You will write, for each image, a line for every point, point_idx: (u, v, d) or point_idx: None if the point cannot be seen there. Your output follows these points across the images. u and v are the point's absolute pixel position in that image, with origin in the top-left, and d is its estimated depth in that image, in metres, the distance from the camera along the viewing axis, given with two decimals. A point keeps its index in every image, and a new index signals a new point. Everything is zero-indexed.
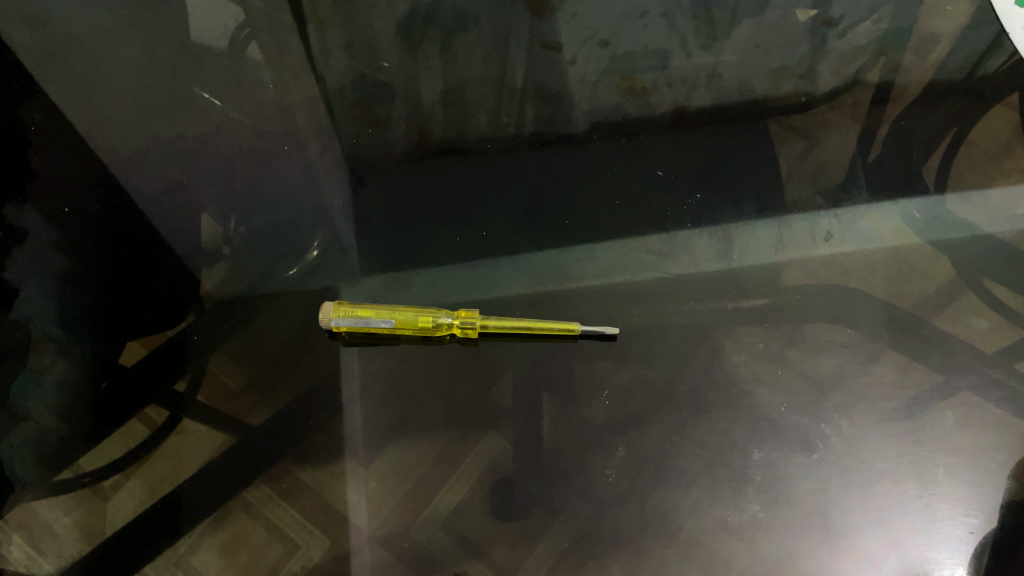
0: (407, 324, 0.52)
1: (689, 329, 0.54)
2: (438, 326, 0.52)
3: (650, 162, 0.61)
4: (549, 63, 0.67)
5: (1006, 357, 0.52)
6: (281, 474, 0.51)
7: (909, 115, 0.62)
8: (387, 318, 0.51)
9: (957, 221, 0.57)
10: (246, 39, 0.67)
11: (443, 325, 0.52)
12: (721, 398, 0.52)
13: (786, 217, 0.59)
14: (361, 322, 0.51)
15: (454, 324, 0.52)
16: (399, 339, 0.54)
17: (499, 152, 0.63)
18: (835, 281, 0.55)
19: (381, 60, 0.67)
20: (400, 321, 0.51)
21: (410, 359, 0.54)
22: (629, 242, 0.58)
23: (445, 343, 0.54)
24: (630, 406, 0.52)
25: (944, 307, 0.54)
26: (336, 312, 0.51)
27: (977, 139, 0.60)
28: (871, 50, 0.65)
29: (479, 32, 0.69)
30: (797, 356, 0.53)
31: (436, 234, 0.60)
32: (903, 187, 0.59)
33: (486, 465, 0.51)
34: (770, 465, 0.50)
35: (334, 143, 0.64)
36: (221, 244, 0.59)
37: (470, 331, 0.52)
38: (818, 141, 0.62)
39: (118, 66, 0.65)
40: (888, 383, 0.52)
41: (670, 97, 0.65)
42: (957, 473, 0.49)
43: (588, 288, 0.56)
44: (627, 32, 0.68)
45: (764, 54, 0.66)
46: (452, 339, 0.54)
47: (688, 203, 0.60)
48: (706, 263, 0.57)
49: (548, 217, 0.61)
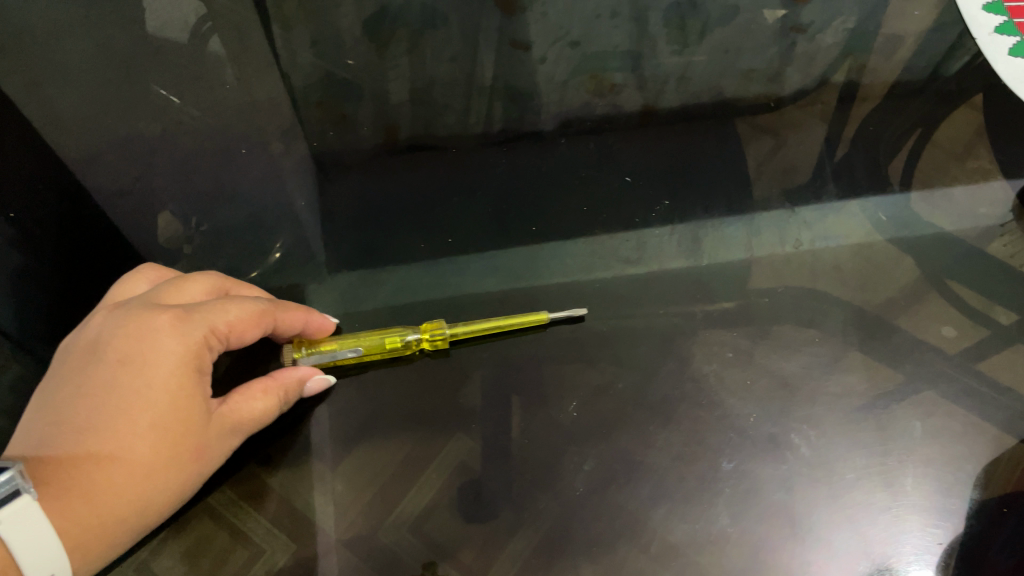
0: (376, 349, 0.52)
1: (657, 335, 0.54)
2: (408, 345, 0.53)
3: (619, 167, 0.61)
4: (518, 64, 0.67)
5: (970, 358, 0.53)
6: (247, 478, 0.50)
7: (876, 118, 0.62)
8: (353, 348, 0.52)
9: (921, 222, 0.58)
10: (208, 34, 0.66)
11: (412, 341, 0.53)
12: (689, 405, 0.52)
13: (756, 218, 0.59)
14: (328, 356, 0.52)
15: (422, 339, 0.53)
16: (366, 367, 0.54)
17: (470, 155, 0.62)
18: (803, 283, 0.56)
19: (348, 58, 0.67)
20: (368, 348, 0.52)
21: (374, 375, 0.54)
22: (598, 245, 0.58)
23: (416, 359, 0.54)
24: (599, 413, 0.51)
25: (907, 308, 0.55)
26: (300, 352, 0.52)
27: (941, 140, 0.60)
28: (837, 52, 0.66)
29: (448, 31, 0.68)
30: (766, 357, 0.53)
31: (405, 232, 0.59)
32: (871, 189, 0.59)
33: (455, 468, 0.50)
34: (741, 476, 0.49)
35: (299, 144, 0.62)
36: (182, 242, 0.57)
37: (439, 340, 0.53)
38: (787, 141, 0.62)
39: (72, 64, 0.64)
40: (856, 390, 0.52)
41: (639, 98, 0.65)
42: (925, 484, 0.49)
43: (557, 283, 0.57)
44: (596, 35, 0.68)
45: (734, 55, 0.67)
46: (421, 354, 0.54)
47: (658, 209, 0.59)
48: (676, 262, 0.57)
49: (516, 221, 0.60)
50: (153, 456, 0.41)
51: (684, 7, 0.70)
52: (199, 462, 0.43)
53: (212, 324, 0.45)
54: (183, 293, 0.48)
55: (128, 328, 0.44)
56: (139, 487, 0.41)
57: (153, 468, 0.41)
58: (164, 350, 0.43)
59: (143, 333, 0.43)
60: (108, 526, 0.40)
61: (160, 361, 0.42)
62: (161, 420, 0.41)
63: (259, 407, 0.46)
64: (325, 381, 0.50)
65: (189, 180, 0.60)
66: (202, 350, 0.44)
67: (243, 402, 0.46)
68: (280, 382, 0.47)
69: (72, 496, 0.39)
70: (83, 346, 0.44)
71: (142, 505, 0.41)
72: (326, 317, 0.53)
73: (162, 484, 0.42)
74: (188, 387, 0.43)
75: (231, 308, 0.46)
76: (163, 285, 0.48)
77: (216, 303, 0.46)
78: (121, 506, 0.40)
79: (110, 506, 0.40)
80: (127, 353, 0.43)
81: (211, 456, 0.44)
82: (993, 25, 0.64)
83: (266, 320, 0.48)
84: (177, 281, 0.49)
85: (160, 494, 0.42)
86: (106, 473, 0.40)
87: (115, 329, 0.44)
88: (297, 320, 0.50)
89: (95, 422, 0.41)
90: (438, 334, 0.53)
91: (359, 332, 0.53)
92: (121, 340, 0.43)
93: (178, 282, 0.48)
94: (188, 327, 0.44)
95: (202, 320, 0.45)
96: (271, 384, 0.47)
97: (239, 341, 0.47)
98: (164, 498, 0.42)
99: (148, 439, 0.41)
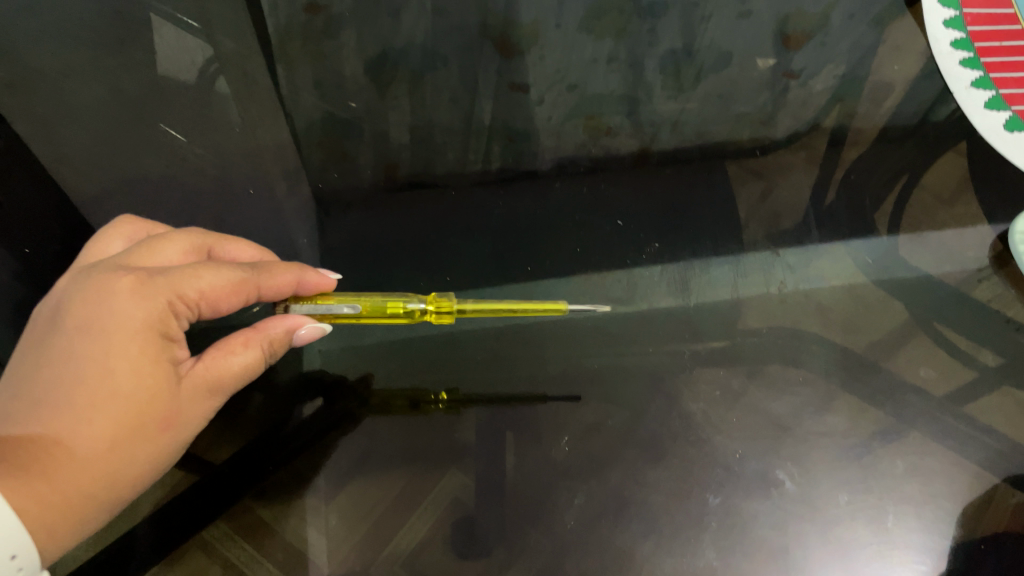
0: (375, 309, 0.51)
1: (649, 374, 0.55)
2: (410, 312, 0.51)
3: (611, 210, 0.63)
4: (516, 104, 0.68)
5: (955, 401, 0.53)
6: (241, 512, 0.50)
7: (864, 163, 0.64)
8: (352, 304, 0.51)
9: (905, 265, 0.59)
10: (214, 75, 0.68)
11: (414, 310, 0.51)
12: (677, 443, 0.52)
13: (742, 259, 0.60)
14: (323, 308, 0.51)
15: (428, 310, 0.52)
16: (387, 413, 0.54)
17: (467, 196, 0.64)
18: (791, 325, 0.57)
19: (351, 98, 0.68)
20: (367, 307, 0.51)
21: (391, 419, 0.54)
22: (588, 285, 0.60)
23: (431, 412, 0.54)
24: (591, 450, 0.52)
25: (895, 350, 0.55)
26: (294, 301, 0.52)
27: (929, 185, 0.62)
28: (829, 97, 0.68)
29: (448, 72, 0.69)
30: (756, 396, 0.54)
31: (404, 269, 0.60)
32: (857, 233, 0.61)
33: (448, 503, 0.50)
34: (727, 512, 0.50)
35: (302, 185, 0.64)
36: None
37: (445, 315, 0.52)
38: (778, 185, 0.64)
39: (81, 100, 0.65)
40: (841, 430, 0.53)
41: (634, 141, 0.67)
42: (906, 521, 0.49)
43: (552, 322, 0.58)
44: (594, 76, 0.69)
45: (730, 99, 0.68)
46: (436, 407, 0.54)
47: (648, 250, 0.61)
48: (665, 303, 0.58)
49: (511, 259, 0.61)
50: (116, 427, 0.40)
51: (678, 53, 0.70)
52: (171, 429, 0.42)
53: (177, 288, 0.43)
54: (156, 255, 0.47)
55: (87, 293, 0.42)
56: (105, 461, 0.39)
57: (117, 440, 0.40)
58: (123, 315, 0.41)
59: (102, 298, 0.41)
60: (82, 500, 0.39)
61: (121, 326, 0.41)
62: (122, 389, 0.40)
63: (239, 362, 0.45)
64: (318, 329, 0.49)
65: (191, 218, 0.61)
66: (167, 315, 0.42)
67: (220, 362, 0.44)
68: (265, 332, 0.46)
69: (34, 474, 0.37)
70: (47, 313, 0.43)
71: (111, 479, 0.40)
72: (328, 275, 0.52)
73: (129, 457, 0.40)
74: (151, 353, 0.41)
75: (202, 274, 0.44)
76: (135, 248, 0.47)
77: (187, 267, 0.44)
78: (87, 482, 0.39)
79: (74, 482, 0.38)
80: (87, 320, 0.41)
81: (186, 422, 0.43)
82: (970, 79, 0.64)
83: (246, 290, 0.46)
84: (151, 241, 0.48)
85: (128, 467, 0.41)
86: (67, 447, 0.38)
87: (75, 295, 0.42)
88: (288, 282, 0.49)
89: (54, 395, 0.39)
90: (444, 307, 0.52)
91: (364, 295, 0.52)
92: (81, 307, 0.41)
93: (154, 244, 0.47)
94: (149, 290, 0.42)
95: (166, 283, 0.43)
96: (256, 336, 0.46)
97: (215, 307, 0.45)
98: (135, 470, 0.41)
99: (111, 409, 0.39)
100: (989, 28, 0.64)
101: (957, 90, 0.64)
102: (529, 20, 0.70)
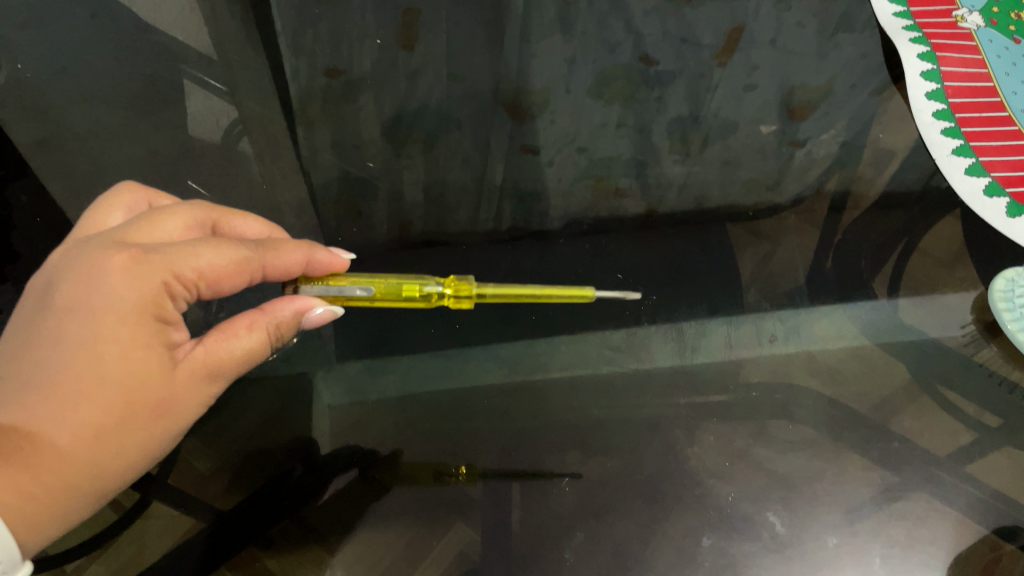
0: (389, 292, 0.53)
1: (647, 424, 0.56)
2: (428, 294, 0.53)
3: (612, 265, 0.65)
4: (528, 167, 0.71)
5: (958, 460, 0.54)
6: (248, 561, 0.51)
7: (865, 225, 0.66)
8: (365, 287, 0.53)
9: (897, 325, 0.60)
10: (238, 135, 0.72)
11: (431, 293, 0.53)
12: (674, 490, 0.53)
13: (736, 317, 0.62)
14: (334, 290, 0.53)
15: (446, 293, 0.54)
16: (411, 483, 0.54)
17: (478, 252, 0.67)
18: (783, 381, 0.58)
19: (368, 159, 0.71)
20: (380, 290, 0.53)
21: (410, 488, 0.54)
22: (590, 337, 0.62)
23: (452, 482, 0.54)
24: (593, 497, 0.53)
25: (897, 412, 0.56)
26: (304, 281, 0.53)
27: (930, 248, 0.63)
28: (831, 162, 0.70)
29: (462, 134, 0.72)
30: (762, 453, 0.55)
31: (414, 321, 0.63)
32: (856, 293, 0.62)
33: (455, 557, 0.51)
34: (719, 553, 0.51)
35: (320, 241, 0.67)
36: (202, 327, 0.61)
37: (464, 298, 0.54)
38: (780, 247, 0.65)
39: (110, 156, 0.68)
40: (830, 475, 0.54)
41: (643, 202, 0.69)
42: (892, 565, 0.50)
43: (557, 379, 0.59)
44: (603, 140, 0.72)
45: (737, 165, 0.70)
46: (456, 476, 0.54)
47: (646, 302, 0.63)
48: (663, 359, 0.60)
49: (518, 314, 0.64)
50: (103, 416, 0.40)
51: (685, 120, 0.72)
52: (164, 416, 0.43)
53: (175, 267, 0.43)
54: (156, 229, 0.47)
55: (78, 269, 0.42)
56: (91, 449, 0.40)
57: (104, 429, 0.40)
58: (116, 295, 0.41)
59: (93, 276, 0.41)
60: (67, 492, 0.40)
61: (112, 308, 0.40)
62: (112, 376, 0.40)
63: (242, 346, 0.46)
64: (330, 311, 0.51)
65: None
66: (162, 294, 0.42)
67: (221, 346, 0.45)
68: (272, 316, 0.48)
69: (18, 463, 0.37)
70: (37, 288, 0.43)
71: (97, 467, 0.40)
72: (340, 254, 0.54)
73: (118, 444, 0.41)
74: (143, 338, 0.41)
75: (202, 254, 0.44)
76: (135, 221, 0.47)
77: (187, 246, 0.44)
78: (72, 473, 0.39)
79: (59, 473, 0.39)
80: (76, 301, 0.41)
81: (180, 409, 0.43)
82: (950, 146, 0.63)
83: (250, 269, 0.47)
84: (152, 215, 0.48)
85: (116, 456, 0.41)
86: (50, 435, 0.38)
87: (66, 270, 0.42)
88: (298, 261, 0.50)
89: (42, 377, 0.39)
90: (464, 292, 0.53)
91: (376, 276, 0.54)
92: (71, 285, 0.41)
93: (153, 218, 0.47)
94: (144, 269, 0.42)
95: (163, 263, 0.42)
96: (261, 318, 0.47)
97: (216, 287, 0.46)
98: (124, 461, 0.42)
99: (98, 396, 0.40)
100: (969, 100, 0.64)
101: (941, 162, 0.63)
102: (540, 85, 0.72)
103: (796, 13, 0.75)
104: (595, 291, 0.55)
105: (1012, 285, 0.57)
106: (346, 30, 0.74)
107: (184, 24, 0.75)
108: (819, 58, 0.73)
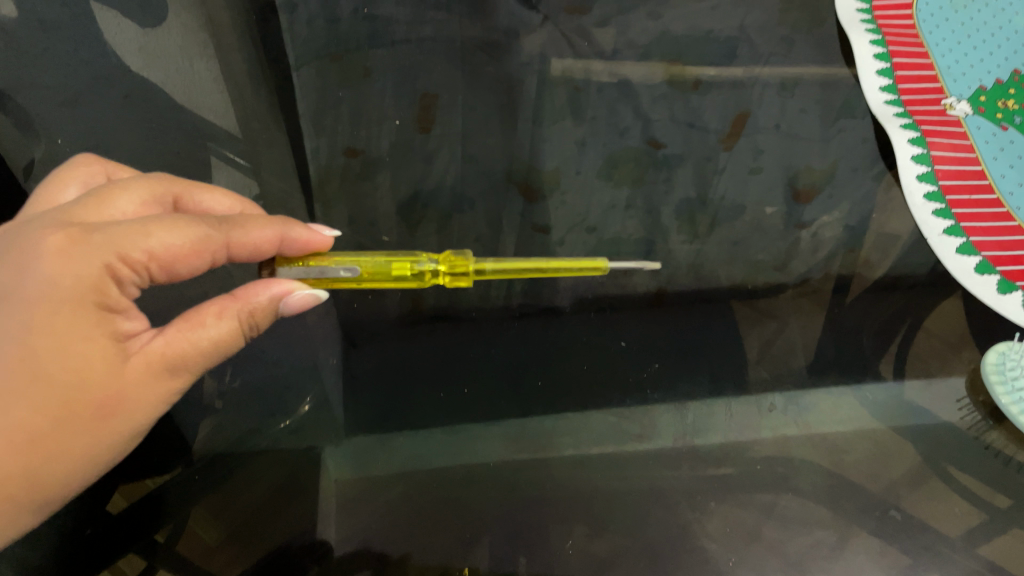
0: (373, 271, 0.56)
1: (649, 491, 0.58)
2: (422, 270, 0.56)
3: (617, 334, 0.66)
4: (537, 246, 0.73)
5: (967, 541, 0.54)
6: None
7: (873, 305, 0.66)
8: (349, 267, 0.55)
9: (900, 403, 0.60)
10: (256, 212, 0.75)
11: (423, 270, 0.56)
12: (677, 558, 0.55)
13: (738, 390, 0.63)
14: (316, 271, 0.55)
15: (438, 268, 0.57)
16: None
17: (487, 324, 0.67)
18: (784, 454, 0.59)
19: (384, 235, 0.74)
20: (365, 269, 0.56)
21: None
22: (595, 412, 0.62)
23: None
24: (597, 562, 0.54)
25: (905, 491, 0.56)
26: (282, 263, 0.56)
27: (935, 328, 0.63)
28: (840, 249, 0.70)
29: (475, 214, 0.75)
30: (771, 533, 0.55)
31: (421, 392, 0.64)
32: (860, 375, 0.62)
33: None
34: None
35: (333, 312, 0.68)
36: (214, 398, 0.63)
37: (460, 274, 0.57)
38: (787, 323, 0.66)
39: None
40: (827, 545, 0.55)
41: (649, 280, 0.69)
42: None
43: (568, 458, 0.60)
44: (612, 219, 0.74)
45: (744, 249, 0.71)
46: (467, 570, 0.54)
47: (649, 370, 0.64)
48: (669, 436, 0.60)
49: (524, 376, 0.65)
50: (41, 417, 0.39)
51: (692, 202, 0.74)
52: (111, 413, 0.42)
53: (118, 248, 0.42)
54: (110, 206, 0.47)
55: (18, 250, 0.41)
56: (27, 454, 0.39)
57: (41, 431, 0.40)
58: (51, 281, 0.40)
59: (28, 259, 0.41)
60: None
61: (47, 297, 0.40)
62: (49, 372, 0.40)
63: (207, 336, 0.46)
64: (311, 297, 0.51)
65: None
66: (104, 278, 0.42)
67: (184, 339, 0.45)
68: (245, 303, 0.48)
69: None
70: None
71: (34, 474, 0.40)
72: (322, 233, 0.56)
73: (59, 446, 0.41)
74: (83, 330, 0.41)
75: (153, 234, 0.44)
76: (85, 197, 0.47)
77: (136, 224, 0.44)
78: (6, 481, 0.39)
79: None
80: (14, 289, 0.41)
81: (133, 405, 0.43)
82: (943, 226, 0.64)
83: (209, 248, 0.47)
84: (107, 191, 0.48)
85: (56, 458, 0.41)
86: None
87: (6, 250, 0.42)
88: (268, 238, 0.51)
89: None
90: (459, 267, 0.57)
91: (360, 256, 0.56)
92: (8, 272, 0.41)
93: (106, 194, 0.48)
94: (85, 250, 0.42)
95: (108, 244, 0.42)
96: (231, 305, 0.47)
97: (171, 268, 0.45)
98: (66, 466, 0.41)
99: (32, 394, 0.39)
100: (958, 181, 0.65)
101: (930, 237, 0.65)
102: (551, 167, 0.75)
103: (799, 100, 0.77)
104: (609, 262, 0.59)
105: (1003, 358, 0.57)
106: (365, 113, 0.77)
107: (212, 104, 0.77)
108: (824, 143, 0.75)
